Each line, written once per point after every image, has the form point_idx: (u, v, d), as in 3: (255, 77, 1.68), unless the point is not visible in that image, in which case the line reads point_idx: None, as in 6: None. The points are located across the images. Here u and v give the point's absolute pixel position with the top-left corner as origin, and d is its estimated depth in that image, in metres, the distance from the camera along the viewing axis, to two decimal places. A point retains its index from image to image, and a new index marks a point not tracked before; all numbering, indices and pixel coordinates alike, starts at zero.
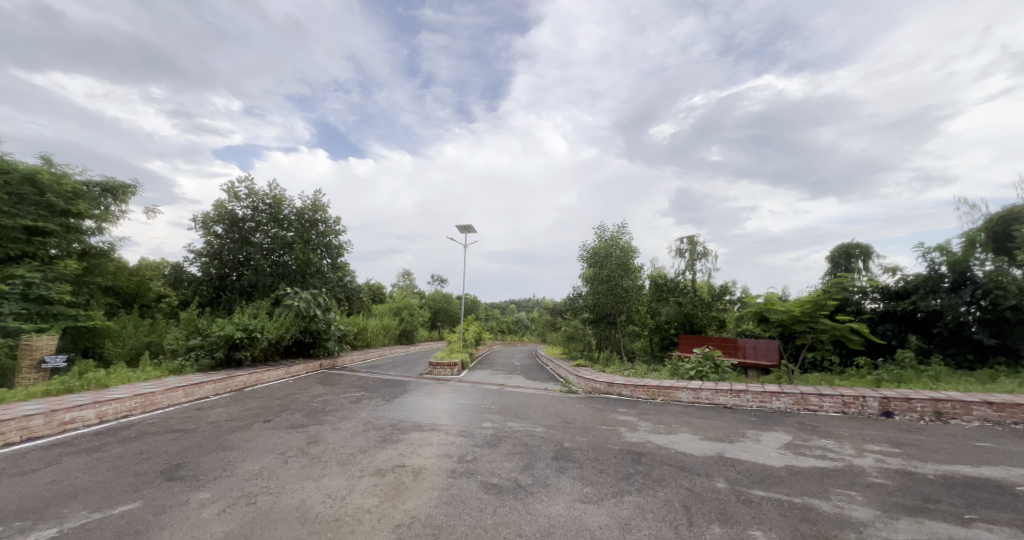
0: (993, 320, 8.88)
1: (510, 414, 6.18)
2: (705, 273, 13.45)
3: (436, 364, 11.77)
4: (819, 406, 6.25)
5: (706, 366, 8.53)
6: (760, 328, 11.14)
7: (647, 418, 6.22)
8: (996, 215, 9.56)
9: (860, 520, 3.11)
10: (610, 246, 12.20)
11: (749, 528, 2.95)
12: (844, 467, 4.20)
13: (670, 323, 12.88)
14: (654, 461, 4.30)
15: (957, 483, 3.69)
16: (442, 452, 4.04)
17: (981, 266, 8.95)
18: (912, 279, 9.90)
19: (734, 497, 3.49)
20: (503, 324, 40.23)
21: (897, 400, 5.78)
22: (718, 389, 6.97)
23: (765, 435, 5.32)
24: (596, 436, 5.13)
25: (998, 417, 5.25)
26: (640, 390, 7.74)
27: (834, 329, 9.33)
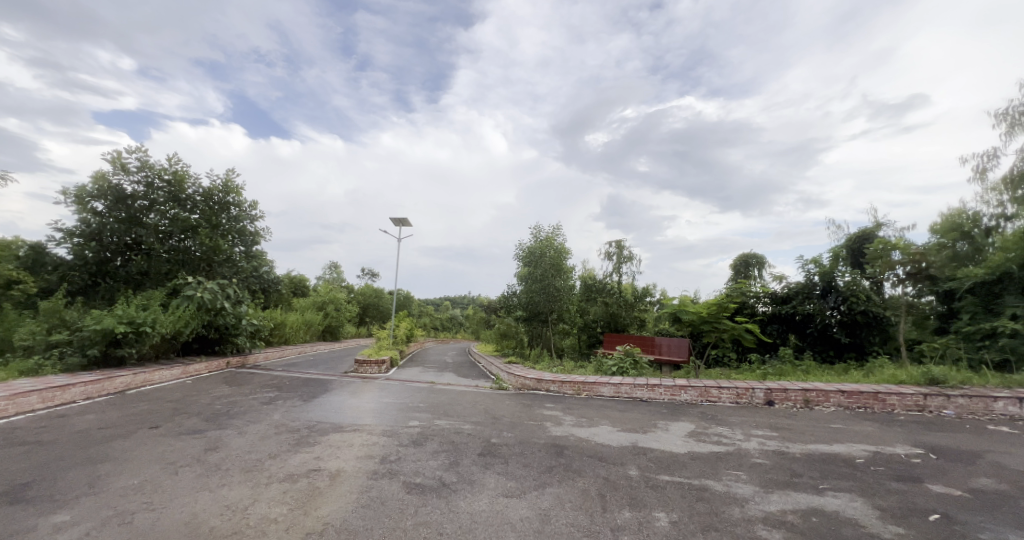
0: (849, 322, 10.67)
1: (439, 411, 6.11)
2: (629, 276, 14.37)
3: (361, 362, 11.20)
4: (718, 398, 7.00)
5: (627, 362, 9.18)
6: (674, 327, 12.20)
7: (572, 412, 6.53)
8: (855, 234, 11.54)
9: (744, 496, 3.57)
10: (545, 246, 12.64)
11: (654, 511, 3.23)
12: (734, 450, 4.77)
13: (596, 322, 13.52)
14: (576, 453, 4.54)
15: (816, 459, 4.38)
16: (364, 453, 3.88)
17: (842, 277, 10.74)
18: (794, 286, 11.43)
19: (643, 483, 3.80)
20: (436, 320, 39.52)
21: (778, 390, 6.69)
22: (636, 384, 7.54)
23: (673, 424, 5.85)
24: (522, 431, 5.28)
25: (850, 403, 6.29)
26: (566, 386, 8.08)
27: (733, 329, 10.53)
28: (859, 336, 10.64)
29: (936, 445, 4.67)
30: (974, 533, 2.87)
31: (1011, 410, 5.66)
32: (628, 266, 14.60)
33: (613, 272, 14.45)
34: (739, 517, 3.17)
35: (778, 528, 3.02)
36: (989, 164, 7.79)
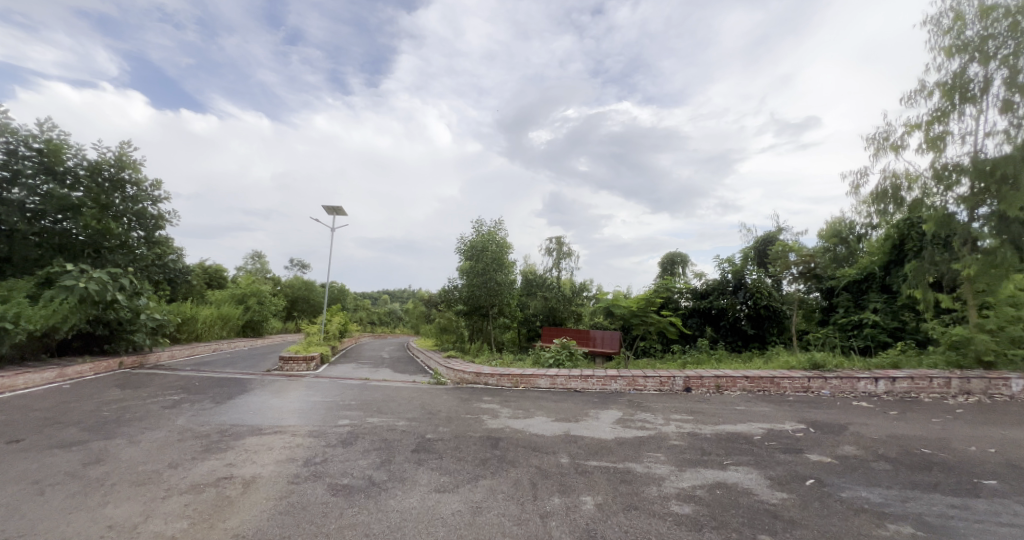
0: (755, 315, 11.94)
1: (372, 409, 5.90)
2: (568, 271, 14.87)
3: (287, 360, 10.44)
4: (644, 386, 7.49)
5: (563, 354, 9.51)
6: (607, 321, 12.86)
7: (508, 405, 6.63)
8: (761, 237, 12.94)
9: (661, 475, 3.87)
10: (487, 240, 12.64)
11: (581, 495, 3.40)
12: (655, 434, 5.16)
13: (536, 316, 13.98)
14: (510, 445, 4.62)
15: (723, 438, 4.87)
16: (285, 456, 3.64)
17: (750, 275, 12.00)
18: (711, 283, 12.55)
19: (573, 469, 3.98)
20: (372, 315, 38.05)
21: (695, 377, 7.31)
22: (570, 375, 7.83)
23: (602, 413, 6.17)
24: (458, 426, 5.27)
25: (752, 388, 7.05)
26: (504, 378, 8.18)
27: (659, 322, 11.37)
28: (762, 328, 11.91)
29: (816, 420, 5.40)
30: (839, 492, 3.39)
31: (870, 388, 6.71)
32: (568, 262, 15.09)
33: (552, 268, 14.85)
34: (656, 495, 3.44)
35: (688, 502, 3.33)
36: (862, 180, 9.08)
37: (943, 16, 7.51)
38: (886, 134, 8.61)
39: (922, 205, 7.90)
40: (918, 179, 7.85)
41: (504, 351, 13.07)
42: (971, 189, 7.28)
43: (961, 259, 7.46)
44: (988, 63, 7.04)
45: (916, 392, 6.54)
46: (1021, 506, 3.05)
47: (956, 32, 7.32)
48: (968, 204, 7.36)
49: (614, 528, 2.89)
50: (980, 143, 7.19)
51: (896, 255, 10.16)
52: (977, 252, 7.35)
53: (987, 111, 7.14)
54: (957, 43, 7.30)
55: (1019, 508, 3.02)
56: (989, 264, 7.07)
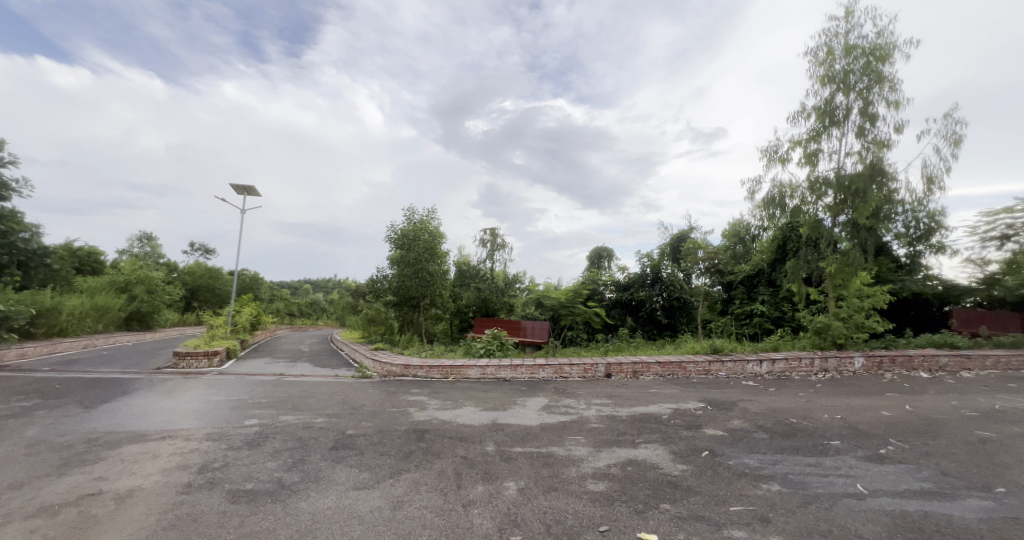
0: (669, 306, 12.99)
1: (286, 406, 5.47)
2: (502, 263, 14.94)
3: (183, 356, 9.27)
4: (569, 373, 7.82)
5: (494, 344, 9.58)
6: (537, 312, 13.22)
7: (436, 396, 6.53)
8: (676, 235, 14.08)
9: (580, 456, 4.08)
10: (419, 229, 12.23)
11: (505, 481, 3.47)
12: (577, 418, 5.41)
13: (468, 308, 13.97)
14: (436, 436, 4.56)
15: (637, 419, 5.26)
16: (173, 464, 3.23)
17: (666, 269, 13.03)
18: (633, 277, 13.43)
19: (498, 457, 4.04)
20: (291, 305, 35.22)
21: (615, 364, 7.79)
22: (500, 364, 7.93)
23: (529, 400, 6.34)
24: (382, 420, 5.08)
25: (664, 372, 7.70)
26: (434, 370, 8.04)
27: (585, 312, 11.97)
28: (674, 318, 13.00)
29: (714, 399, 6.04)
30: (727, 460, 3.84)
31: (755, 369, 7.67)
32: (502, 254, 15.10)
33: (486, 259, 14.83)
34: (575, 476, 3.61)
35: (604, 480, 3.54)
36: (756, 187, 10.23)
37: (818, 49, 8.66)
38: (775, 148, 9.78)
39: (800, 212, 9.07)
40: (798, 189, 9.01)
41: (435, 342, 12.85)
42: (835, 200, 8.57)
43: (826, 258, 8.74)
44: (850, 94, 8.28)
45: (789, 371, 7.62)
46: (859, 460, 3.71)
47: (827, 64, 8.49)
48: (832, 212, 8.65)
49: (534, 510, 2.99)
50: (842, 161, 8.45)
51: (780, 254, 11.66)
52: (837, 253, 8.69)
53: (848, 134, 8.41)
54: (829, 73, 8.44)
55: (857, 462, 3.66)
56: (844, 264, 8.40)
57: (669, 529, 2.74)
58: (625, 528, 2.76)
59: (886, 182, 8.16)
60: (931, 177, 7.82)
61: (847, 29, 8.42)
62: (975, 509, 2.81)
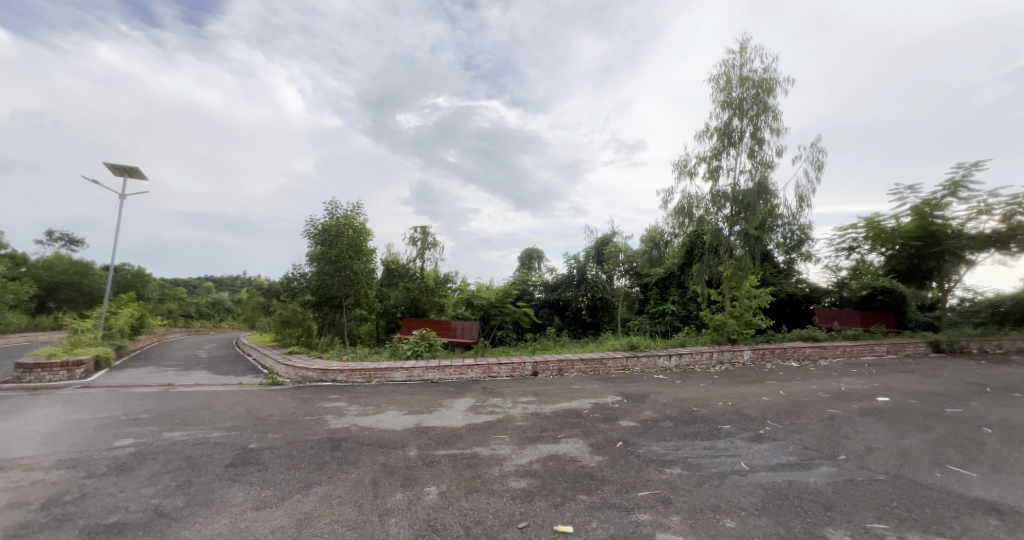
0: (593, 306, 13.66)
1: (173, 421, 4.80)
2: (433, 262, 14.57)
3: (32, 367, 7.74)
4: (498, 373, 7.85)
5: (422, 345, 9.32)
6: (468, 312, 13.15)
7: (356, 402, 6.17)
8: (600, 238, 14.89)
9: (504, 455, 4.10)
10: (342, 225, 11.50)
11: (425, 486, 3.37)
12: (502, 417, 5.45)
13: (396, 308, 13.51)
14: (354, 444, 4.30)
15: (559, 415, 5.44)
16: (9, 502, 2.66)
17: (591, 271, 13.74)
18: (560, 278, 13.93)
19: (420, 461, 3.92)
20: (187, 306, 31.13)
21: (542, 363, 7.98)
22: (428, 366, 7.72)
23: (456, 401, 6.26)
24: (292, 430, 4.68)
25: (587, 368, 8.07)
26: (356, 374, 7.60)
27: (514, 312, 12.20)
28: (597, 317, 13.68)
29: (630, 392, 6.47)
30: (638, 449, 4.12)
31: (666, 363, 8.36)
32: (432, 253, 14.66)
33: (416, 258, 14.35)
34: (498, 475, 3.63)
35: (525, 476, 3.60)
36: (669, 197, 11.15)
37: (719, 77, 9.68)
38: (684, 163, 10.75)
39: (704, 221, 10.04)
40: (702, 201, 9.99)
41: (359, 345, 12.19)
42: (731, 212, 9.65)
43: (725, 263, 9.79)
44: (743, 119, 9.37)
45: (693, 364, 8.41)
46: (745, 441, 4.20)
47: (726, 91, 9.53)
48: (729, 222, 9.72)
49: (454, 513, 2.94)
50: (737, 178, 9.55)
51: (688, 258, 12.84)
52: (732, 258, 9.79)
53: (741, 154, 9.51)
54: (727, 99, 9.47)
55: (743, 443, 4.15)
56: (738, 268, 9.51)
57: (583, 518, 2.87)
58: (543, 523, 2.82)
59: (769, 198, 9.38)
60: (803, 196, 9.13)
61: (742, 62, 9.52)
62: (829, 476, 3.31)
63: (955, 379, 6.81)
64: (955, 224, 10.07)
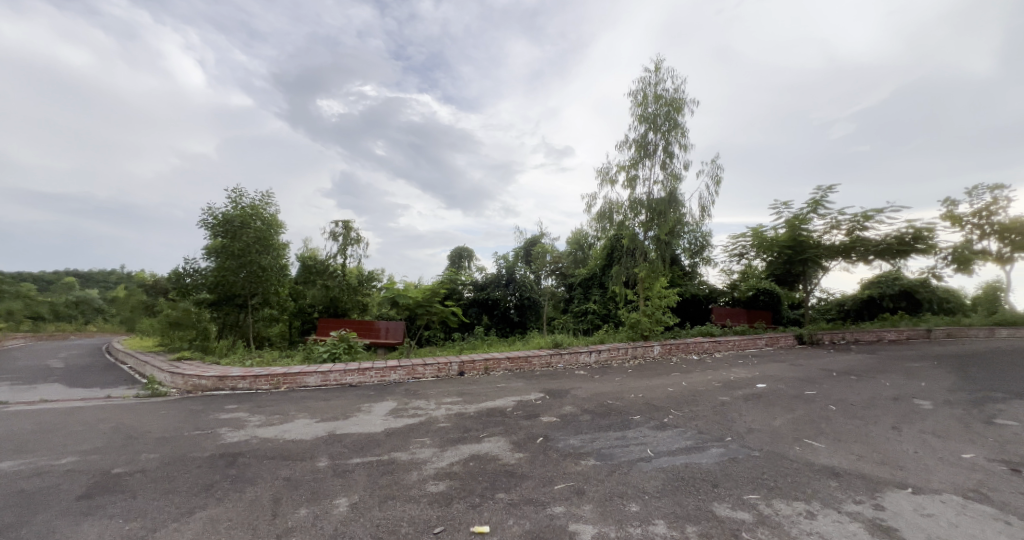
0: (521, 305, 13.89)
1: (6, 449, 3.92)
2: (355, 259, 13.71)
3: None
4: (422, 374, 7.61)
5: (340, 347, 8.72)
6: (393, 311, 12.59)
7: (259, 411, 5.58)
8: (528, 239, 15.19)
9: (423, 459, 3.98)
10: (249, 216, 10.35)
11: (333, 498, 3.14)
12: (425, 420, 5.29)
13: (313, 307, 12.56)
14: (252, 459, 3.88)
15: (482, 414, 5.43)
16: None
17: (519, 271, 13.93)
18: (489, 277, 13.92)
19: (331, 472, 3.65)
20: (39, 308, 25.76)
21: (469, 362, 7.92)
22: (346, 369, 7.23)
23: (375, 405, 5.95)
24: (174, 448, 4.08)
25: (512, 367, 8.15)
26: (261, 380, 6.85)
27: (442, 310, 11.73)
28: (524, 316, 13.92)
29: (552, 389, 6.66)
30: (557, 444, 4.24)
31: (587, 359, 8.76)
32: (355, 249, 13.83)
33: (337, 254, 13.41)
34: (415, 480, 3.50)
35: (444, 479, 3.52)
36: (593, 201, 11.70)
37: (637, 93, 10.40)
38: (606, 170, 11.36)
39: (623, 226, 10.69)
40: (622, 208, 10.63)
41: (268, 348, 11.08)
42: (646, 218, 10.40)
43: (640, 265, 10.52)
44: (657, 133, 10.15)
45: (611, 359, 8.92)
46: (651, 429, 4.54)
47: (643, 106, 10.26)
48: (644, 228, 10.48)
49: (365, 525, 2.77)
50: (651, 187, 10.32)
51: (609, 260, 13.62)
52: (647, 261, 10.57)
53: (655, 165, 10.30)
54: (645, 114, 10.20)
55: (650, 431, 4.48)
56: (650, 270, 10.30)
57: (500, 517, 2.87)
58: (459, 525, 2.77)
59: (678, 207, 10.29)
60: (705, 206, 10.16)
61: (657, 80, 10.32)
62: (719, 457, 3.69)
63: (815, 366, 8.06)
64: (816, 236, 11.84)
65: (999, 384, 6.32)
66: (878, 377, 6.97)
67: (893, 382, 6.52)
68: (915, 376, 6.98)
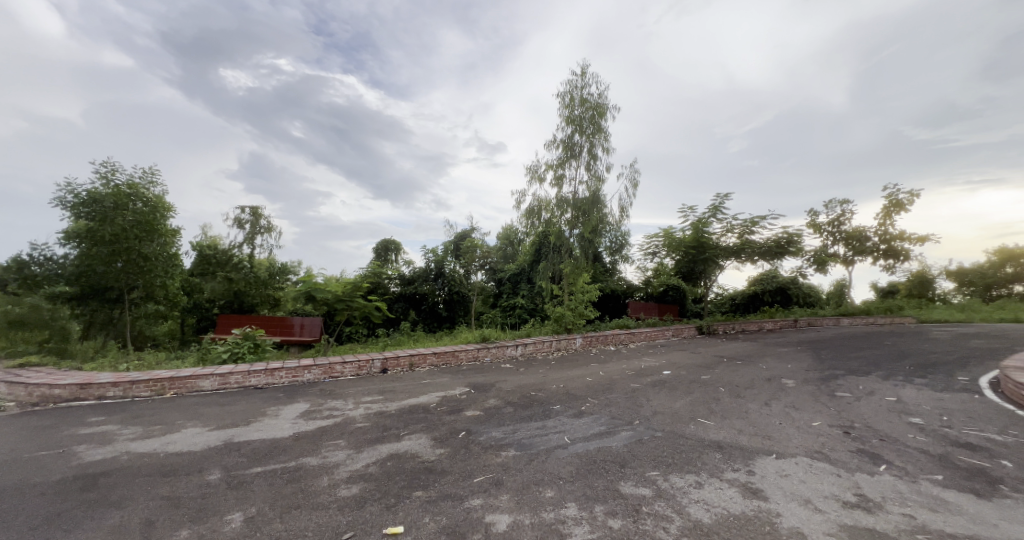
0: (450, 300, 13.72)
1: None
2: (265, 249, 12.51)
3: None
4: (341, 372, 7.18)
5: (244, 346, 7.87)
6: (310, 306, 11.15)
7: (137, 422, 4.84)
8: (458, 234, 15.00)
9: (336, 462, 3.76)
10: (126, 195, 8.87)
11: (224, 515, 2.84)
12: (341, 421, 5.01)
13: (212, 302, 11.22)
14: (124, 478, 3.36)
15: (404, 412, 5.28)
16: None
17: (450, 266, 13.72)
18: (417, 272, 13.49)
19: (224, 485, 3.30)
20: None
21: (392, 358, 7.63)
22: (251, 370, 6.56)
23: (284, 409, 5.48)
24: (14, 474, 3.39)
25: (439, 361, 8.03)
26: (140, 386, 5.94)
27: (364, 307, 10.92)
28: (453, 310, 13.77)
29: (476, 383, 6.68)
30: (478, 437, 4.27)
31: (513, 352, 8.94)
32: (265, 238, 12.61)
33: (243, 243, 12.12)
34: (325, 486, 3.29)
35: (358, 482, 3.36)
36: (522, 198, 11.88)
37: (565, 94, 10.76)
38: (535, 168, 11.60)
39: (551, 223, 11.01)
40: (550, 206, 10.94)
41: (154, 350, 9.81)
42: (571, 216, 10.85)
43: (565, 261, 10.96)
44: (582, 135, 10.61)
45: (536, 352, 9.20)
46: (569, 418, 4.77)
47: (569, 108, 10.65)
48: (570, 225, 10.93)
49: None
50: (576, 187, 10.78)
51: (536, 256, 13.99)
52: (572, 257, 11.05)
53: (580, 166, 10.75)
54: (571, 116, 10.61)
55: (568, 419, 4.70)
56: (574, 266, 10.81)
57: (416, 515, 2.81)
58: (371, 528, 2.67)
59: (601, 207, 10.85)
60: (624, 207, 10.85)
61: (582, 85, 10.76)
62: (628, 439, 3.99)
63: (711, 354, 9.06)
64: (716, 238, 13.26)
65: (844, 363, 7.65)
66: (759, 361, 8.05)
67: (769, 365, 7.57)
68: (785, 360, 8.17)
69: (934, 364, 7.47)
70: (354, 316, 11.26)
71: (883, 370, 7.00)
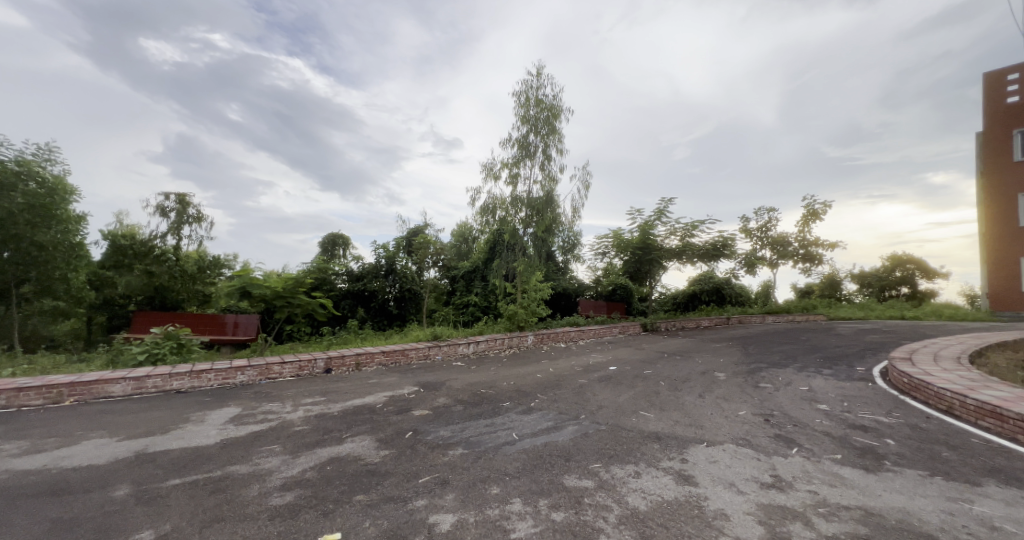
0: (401, 297, 13.37)
1: None
2: (194, 240, 11.43)
3: None
4: (279, 374, 6.74)
5: (166, 346, 7.15)
6: (245, 304, 10.42)
7: (28, 435, 4.24)
8: (411, 229, 14.61)
9: (269, 469, 3.52)
10: (17, 175, 7.81)
11: (132, 534, 2.55)
12: (277, 425, 4.70)
13: (127, 299, 9.95)
14: (6, 500, 2.93)
15: (347, 413, 5.06)
16: None
17: (402, 262, 13.35)
18: (366, 268, 12.99)
19: (134, 500, 2.97)
20: None
21: (336, 357, 7.28)
22: (173, 373, 5.98)
23: (212, 413, 5.06)
24: None
25: (387, 360, 7.78)
26: (32, 394, 5.18)
27: (306, 304, 10.29)
28: (404, 308, 13.45)
29: (426, 382, 6.55)
30: (426, 437, 4.18)
31: (464, 350, 8.86)
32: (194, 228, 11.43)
33: (168, 234, 11.01)
34: (254, 495, 3.07)
35: (292, 489, 3.16)
36: (477, 195, 11.78)
37: (521, 94, 10.80)
38: (490, 166, 11.56)
39: (505, 221, 11.02)
40: (504, 204, 10.91)
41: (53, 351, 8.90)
42: (525, 215, 10.92)
43: (518, 259, 11.03)
44: (537, 135, 10.72)
45: (488, 350, 9.19)
46: (518, 414, 4.81)
47: (525, 108, 10.72)
48: (523, 224, 11.00)
49: None
50: (530, 186, 10.86)
51: (490, 254, 13.98)
52: (525, 255, 11.14)
53: (535, 166, 10.85)
54: (526, 116, 10.69)
55: (517, 416, 4.74)
56: (527, 265, 10.92)
57: (355, 521, 2.70)
58: (304, 537, 2.52)
59: (554, 207, 11.02)
60: (576, 207, 11.09)
61: (538, 85, 10.86)
62: (575, 434, 4.08)
63: (654, 350, 9.52)
64: (660, 240, 13.93)
65: (769, 357, 8.34)
66: (696, 356, 8.58)
67: (704, 360, 8.09)
68: (719, 354, 8.78)
69: (841, 357, 8.34)
70: (296, 314, 10.59)
71: (800, 363, 7.72)
